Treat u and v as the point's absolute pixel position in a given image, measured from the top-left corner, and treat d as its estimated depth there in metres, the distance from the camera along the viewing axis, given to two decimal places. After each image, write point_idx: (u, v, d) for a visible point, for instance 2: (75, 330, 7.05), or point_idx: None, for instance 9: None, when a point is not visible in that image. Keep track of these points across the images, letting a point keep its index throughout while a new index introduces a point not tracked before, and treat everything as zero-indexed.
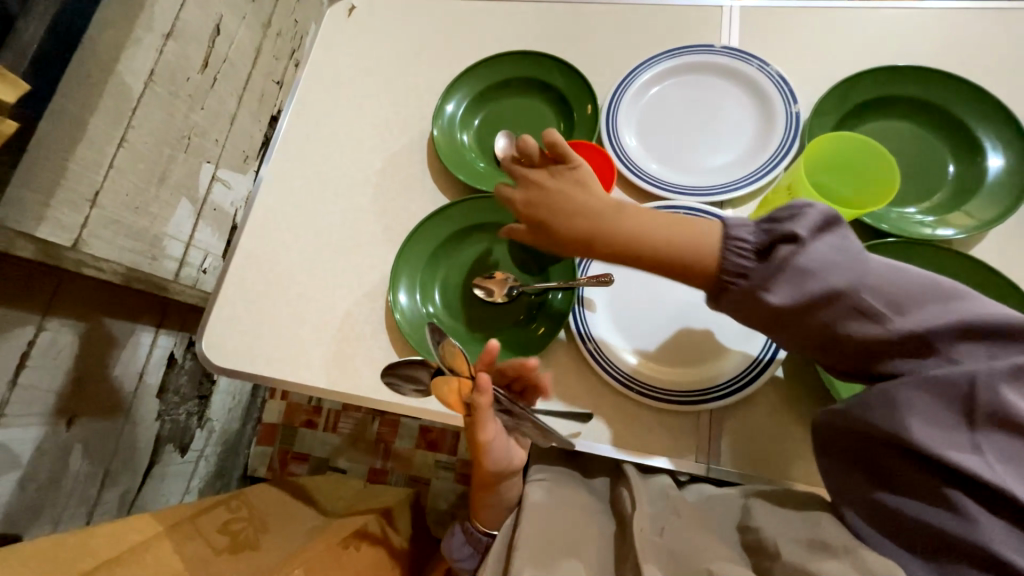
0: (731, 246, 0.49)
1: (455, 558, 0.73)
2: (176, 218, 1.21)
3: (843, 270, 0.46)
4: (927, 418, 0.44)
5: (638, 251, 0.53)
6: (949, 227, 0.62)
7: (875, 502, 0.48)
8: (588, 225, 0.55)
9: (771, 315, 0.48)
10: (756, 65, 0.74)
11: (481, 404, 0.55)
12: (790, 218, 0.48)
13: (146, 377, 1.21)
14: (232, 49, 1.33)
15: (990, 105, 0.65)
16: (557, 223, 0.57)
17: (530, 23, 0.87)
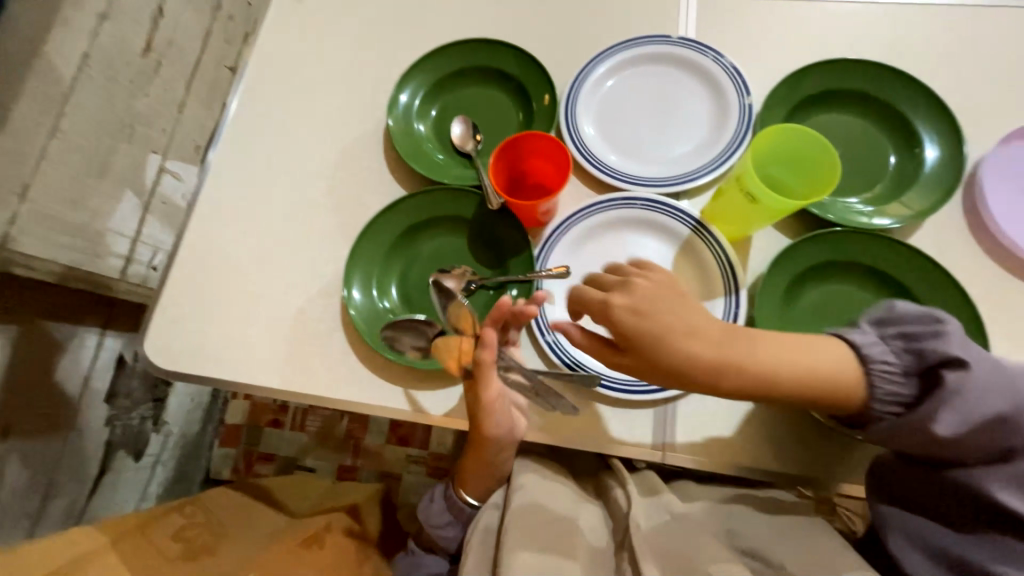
0: (880, 371, 0.52)
1: (434, 525, 0.75)
2: (120, 213, 1.14)
3: (981, 391, 0.48)
4: (1010, 484, 0.49)
5: (859, 379, 0.52)
6: (886, 217, 0.65)
7: (920, 530, 0.54)
8: (711, 354, 0.52)
9: (922, 439, 0.50)
10: (711, 56, 0.75)
11: (484, 358, 0.58)
12: (932, 337, 0.51)
13: (92, 381, 1.14)
14: (178, 30, 1.23)
15: (929, 98, 0.68)
16: (671, 351, 0.52)
17: (488, 8, 0.85)
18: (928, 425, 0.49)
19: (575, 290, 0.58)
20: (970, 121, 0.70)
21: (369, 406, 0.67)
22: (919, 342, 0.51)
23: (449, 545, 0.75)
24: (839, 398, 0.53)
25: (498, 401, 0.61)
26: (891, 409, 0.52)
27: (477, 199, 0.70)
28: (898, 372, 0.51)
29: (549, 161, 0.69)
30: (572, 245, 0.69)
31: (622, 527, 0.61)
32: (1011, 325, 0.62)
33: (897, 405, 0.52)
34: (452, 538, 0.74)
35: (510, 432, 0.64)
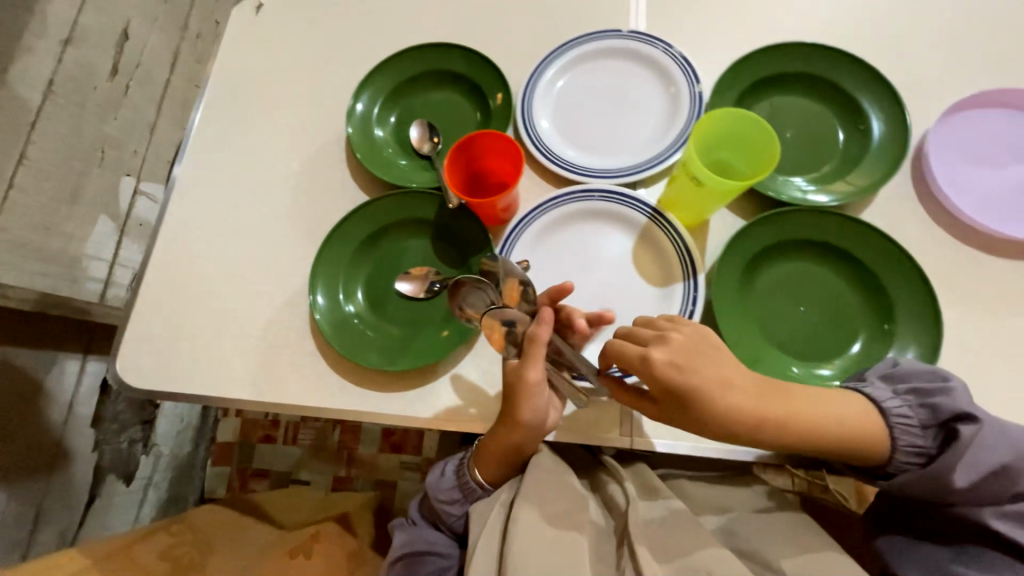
0: (901, 425, 0.54)
1: (442, 499, 0.69)
2: (97, 237, 1.13)
3: (989, 445, 0.51)
4: (1004, 513, 0.52)
5: (884, 432, 0.54)
6: (828, 195, 0.66)
7: (926, 555, 0.56)
8: (752, 408, 0.53)
9: (941, 490, 0.52)
10: (661, 47, 0.76)
11: (538, 333, 0.57)
12: (941, 393, 0.53)
13: (76, 407, 1.14)
14: (145, 53, 1.22)
15: (874, 75, 0.69)
16: (711, 408, 0.52)
17: (443, 13, 0.86)
18: (948, 478, 0.51)
19: (612, 344, 0.58)
20: (914, 95, 0.72)
21: (340, 411, 0.67)
22: (928, 399, 0.54)
23: (453, 523, 0.69)
24: (869, 449, 0.54)
25: (541, 386, 0.59)
26: (912, 461, 0.54)
27: (437, 200, 0.71)
28: (915, 426, 0.54)
29: (506, 160, 0.69)
30: (534, 240, 0.70)
31: (622, 525, 0.59)
32: (959, 290, 0.64)
33: (915, 457, 0.54)
34: (458, 517, 0.69)
35: (542, 424, 0.61)
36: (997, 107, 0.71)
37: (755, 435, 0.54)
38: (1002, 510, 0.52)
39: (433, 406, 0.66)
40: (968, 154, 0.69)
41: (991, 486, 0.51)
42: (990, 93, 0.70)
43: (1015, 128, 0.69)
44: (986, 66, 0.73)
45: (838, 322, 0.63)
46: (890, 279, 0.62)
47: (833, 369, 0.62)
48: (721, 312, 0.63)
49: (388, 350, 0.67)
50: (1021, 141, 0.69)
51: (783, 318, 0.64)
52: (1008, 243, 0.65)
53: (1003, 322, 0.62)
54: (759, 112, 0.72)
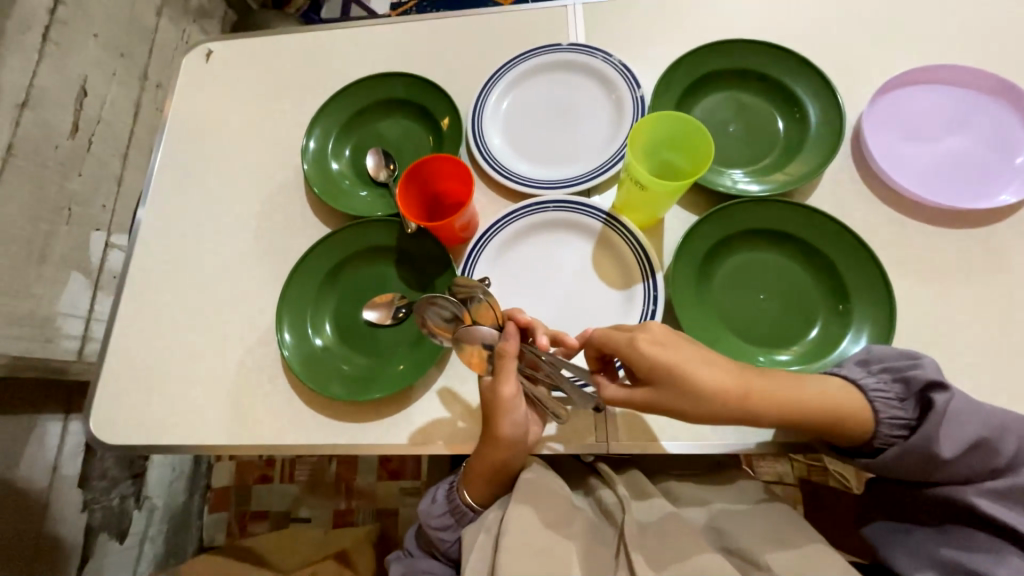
0: (880, 399, 0.54)
1: (432, 526, 0.66)
2: (69, 295, 1.11)
3: (960, 413, 0.52)
4: (986, 490, 0.51)
5: (867, 406, 0.54)
6: (761, 186, 0.69)
7: (911, 538, 0.54)
8: (737, 381, 0.53)
9: (924, 463, 0.52)
10: (601, 57, 0.78)
11: (508, 347, 0.57)
12: (911, 366, 0.55)
13: (61, 469, 1.11)
14: (105, 107, 1.20)
15: (805, 65, 0.72)
16: (699, 388, 0.52)
17: (390, 45, 0.88)
18: (931, 448, 0.51)
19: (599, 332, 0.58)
20: (845, 81, 0.75)
21: (316, 445, 0.67)
22: (904, 374, 0.55)
23: (446, 550, 0.67)
24: (856, 424, 0.54)
25: (517, 399, 0.59)
26: (898, 434, 0.54)
27: (394, 227, 0.72)
28: (896, 400, 0.54)
29: (456, 180, 0.70)
30: (494, 255, 0.71)
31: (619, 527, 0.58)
32: (907, 263, 0.66)
33: (899, 430, 0.54)
34: (451, 544, 0.66)
35: (524, 438, 0.61)
36: (935, 83, 0.73)
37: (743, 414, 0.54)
38: (981, 487, 0.51)
39: (407, 430, 0.66)
40: (905, 130, 0.71)
41: (970, 457, 0.51)
42: (920, 71, 0.72)
43: (949, 101, 0.71)
44: (911, 46, 0.76)
45: (796, 306, 0.64)
46: (840, 259, 0.64)
47: (794, 353, 0.63)
48: (680, 307, 0.64)
49: (359, 380, 0.67)
50: (954, 113, 0.71)
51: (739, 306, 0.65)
52: (951, 213, 0.67)
53: (953, 290, 0.64)
54: (700, 110, 0.74)
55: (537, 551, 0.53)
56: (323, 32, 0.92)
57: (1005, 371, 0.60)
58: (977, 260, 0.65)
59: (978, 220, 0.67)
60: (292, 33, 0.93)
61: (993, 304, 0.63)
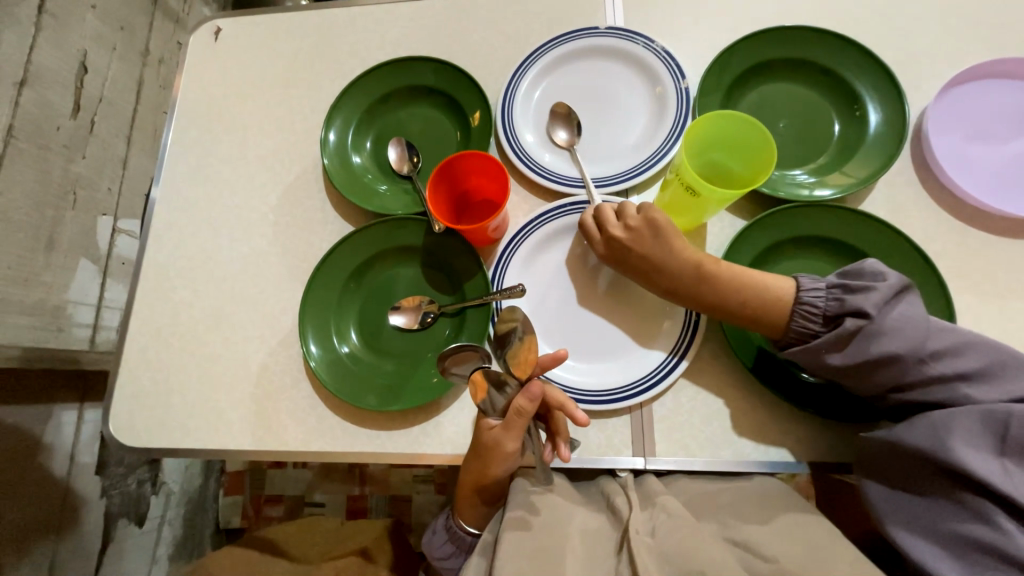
0: (805, 308, 0.54)
1: (436, 556, 0.68)
2: (79, 282, 1.09)
3: (891, 339, 0.49)
4: (975, 442, 0.45)
5: (785, 308, 0.55)
6: (827, 188, 0.64)
7: (908, 507, 0.49)
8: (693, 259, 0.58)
9: (815, 365, 0.53)
10: (642, 43, 0.72)
11: (524, 410, 0.53)
12: (866, 290, 0.51)
13: (79, 456, 1.10)
14: (107, 85, 1.14)
15: (867, 57, 0.66)
16: (645, 253, 0.59)
17: (412, 25, 0.83)
18: (819, 355, 0.52)
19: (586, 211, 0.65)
20: (907, 73, 0.69)
21: (342, 454, 0.65)
22: (846, 293, 0.52)
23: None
24: (779, 319, 0.55)
25: (517, 450, 0.57)
26: (802, 336, 0.54)
27: (422, 227, 0.68)
28: (818, 315, 0.53)
29: (489, 180, 0.66)
30: (526, 258, 0.67)
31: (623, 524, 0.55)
32: (967, 275, 0.62)
33: (807, 335, 0.54)
34: (457, 570, 0.68)
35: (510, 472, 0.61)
36: (1009, 78, 0.67)
37: (679, 285, 0.59)
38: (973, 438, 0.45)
39: (437, 441, 0.64)
40: (970, 129, 0.66)
41: (866, 376, 0.51)
42: (995, 63, 0.66)
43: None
44: (981, 36, 0.70)
45: None
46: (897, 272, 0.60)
47: None
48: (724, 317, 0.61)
49: (385, 390, 0.65)
50: None
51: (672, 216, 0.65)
52: (1013, 221, 0.63)
53: (1013, 303, 0.60)
54: (751, 105, 0.69)
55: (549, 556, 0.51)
56: (339, 9, 0.86)
57: None
58: None
59: None
60: (306, 10, 0.87)
61: None
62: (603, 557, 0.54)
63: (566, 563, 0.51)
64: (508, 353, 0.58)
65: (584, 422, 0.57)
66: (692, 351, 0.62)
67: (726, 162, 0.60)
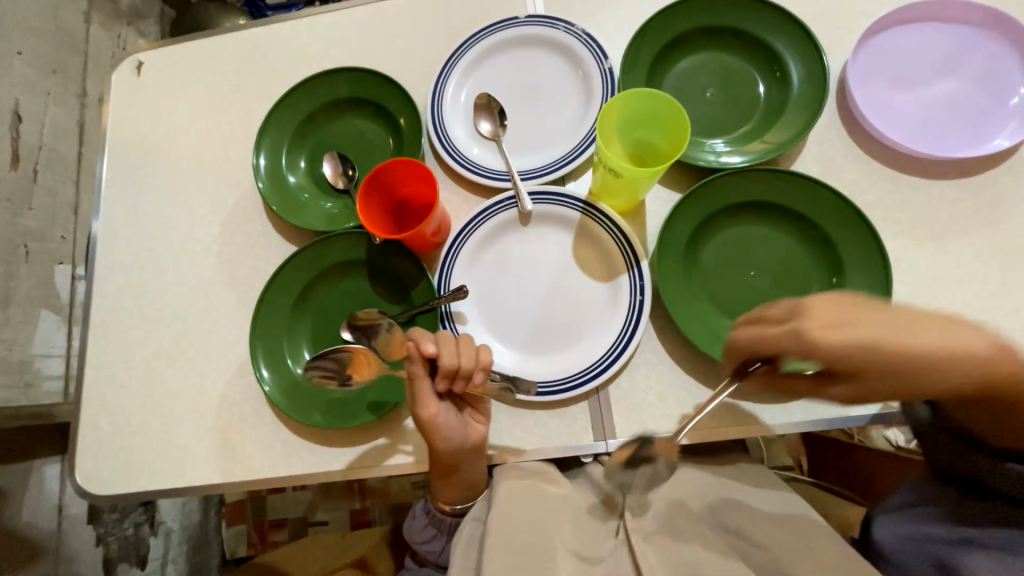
0: None
1: (417, 541, 0.69)
2: (43, 335, 1.06)
3: None
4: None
5: None
6: (741, 155, 0.65)
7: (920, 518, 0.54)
8: (960, 354, 0.41)
9: None
10: (563, 28, 0.72)
11: (417, 372, 0.58)
12: None
13: (68, 508, 1.09)
14: (46, 131, 1.10)
15: (786, 16, 0.66)
16: (919, 373, 0.41)
17: (336, 36, 0.81)
18: None
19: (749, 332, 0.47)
20: (826, 29, 0.70)
21: (310, 475, 0.66)
22: None
23: (438, 561, 0.68)
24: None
25: (442, 417, 0.59)
26: None
27: (362, 240, 0.68)
28: None
29: (421, 183, 0.65)
30: (469, 257, 0.67)
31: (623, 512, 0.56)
32: (901, 221, 0.63)
33: None
34: (441, 552, 0.68)
35: (466, 442, 0.60)
36: (930, 21, 0.67)
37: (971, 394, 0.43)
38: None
39: (401, 449, 0.64)
40: (895, 76, 0.66)
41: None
42: (916, 7, 0.66)
43: (944, 40, 0.66)
44: None
45: (789, 285, 0.61)
46: (830, 227, 0.60)
47: None
48: (666, 292, 0.61)
49: (343, 407, 0.65)
50: (949, 54, 0.66)
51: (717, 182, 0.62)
52: (941, 164, 0.64)
53: (948, 246, 0.61)
54: (674, 78, 0.69)
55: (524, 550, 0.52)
56: (261, 29, 0.84)
57: (1010, 326, 0.58)
58: (975, 211, 0.62)
59: (970, 169, 0.63)
60: (228, 33, 0.85)
61: (993, 256, 0.60)
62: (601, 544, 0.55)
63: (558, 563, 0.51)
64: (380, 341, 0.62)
65: (479, 383, 0.57)
66: (640, 330, 0.61)
67: (647, 135, 0.59)
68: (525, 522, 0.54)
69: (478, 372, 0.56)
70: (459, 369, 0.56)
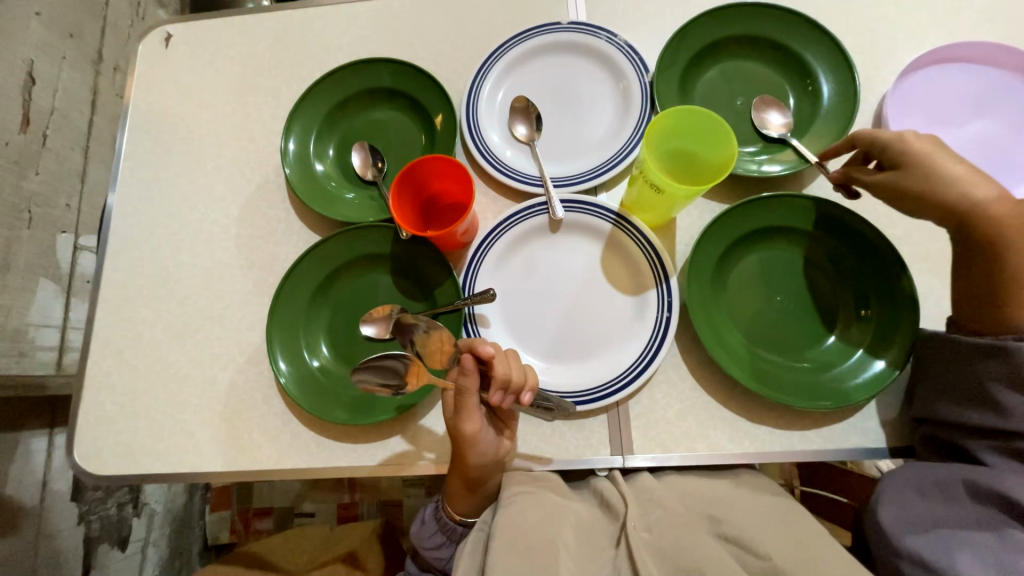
0: None
1: (426, 547, 0.67)
2: (40, 304, 1.03)
3: None
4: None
5: None
6: (777, 163, 0.65)
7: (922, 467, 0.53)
8: (952, 173, 0.53)
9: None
10: (604, 37, 0.71)
11: (465, 385, 0.57)
12: None
13: (52, 484, 1.06)
14: (58, 96, 1.07)
15: (822, 36, 0.67)
16: (915, 169, 0.54)
17: (372, 25, 0.80)
18: None
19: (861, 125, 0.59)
20: (864, 60, 0.70)
21: (319, 471, 0.64)
22: None
23: (443, 567, 0.67)
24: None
25: (481, 432, 0.58)
26: None
27: (389, 235, 0.67)
28: None
29: (457, 183, 0.65)
30: (497, 259, 0.66)
31: (622, 522, 0.55)
32: (928, 258, 0.63)
33: None
34: (448, 560, 0.67)
35: (495, 454, 0.60)
36: (968, 61, 0.68)
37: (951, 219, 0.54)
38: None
39: (413, 451, 0.64)
40: (931, 113, 0.66)
41: None
42: (958, 46, 0.67)
43: (980, 81, 0.67)
44: (937, 21, 0.71)
45: (815, 314, 0.61)
46: (858, 258, 0.61)
47: (814, 360, 0.60)
48: (693, 309, 0.61)
49: (360, 405, 0.63)
50: (985, 95, 0.66)
51: (760, 97, 0.67)
52: None
53: None
54: (706, 85, 0.69)
55: (527, 554, 0.51)
56: (296, 11, 0.83)
57: None
58: None
59: None
60: (261, 13, 0.84)
61: None
62: (604, 552, 0.54)
63: (559, 565, 0.50)
64: (417, 341, 0.61)
65: (525, 403, 0.56)
66: (665, 348, 0.61)
67: (695, 150, 0.59)
68: (529, 526, 0.53)
69: (526, 393, 0.56)
70: (510, 382, 0.55)
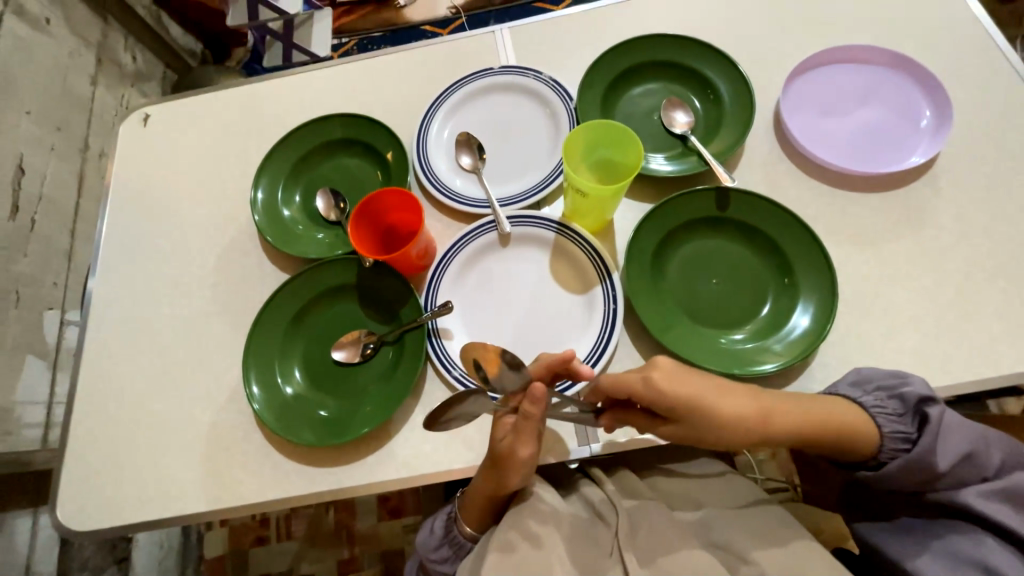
0: (882, 418, 0.56)
1: (431, 559, 0.67)
2: (26, 381, 1.05)
3: (952, 425, 0.55)
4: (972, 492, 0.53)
5: (870, 422, 0.56)
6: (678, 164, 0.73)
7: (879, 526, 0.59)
8: (751, 412, 0.55)
9: (926, 475, 0.54)
10: (531, 75, 0.81)
11: (531, 410, 0.55)
12: (902, 384, 0.57)
13: (35, 568, 1.02)
14: (46, 183, 1.15)
15: (715, 54, 0.77)
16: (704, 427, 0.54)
17: (329, 88, 0.90)
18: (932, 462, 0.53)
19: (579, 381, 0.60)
20: (759, 71, 0.80)
21: (302, 499, 0.66)
22: (896, 391, 0.57)
23: None
24: (867, 434, 0.56)
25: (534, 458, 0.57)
26: (899, 448, 0.56)
27: (352, 264, 0.72)
28: (898, 418, 0.56)
29: (411, 211, 0.70)
30: (455, 276, 0.72)
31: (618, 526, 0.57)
32: (843, 231, 0.70)
33: (900, 444, 0.56)
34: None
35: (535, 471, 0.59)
36: (845, 62, 0.78)
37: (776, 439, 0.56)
38: (979, 487, 0.53)
39: (392, 468, 0.65)
40: (821, 108, 0.76)
41: (959, 470, 0.54)
42: (834, 50, 0.77)
43: (859, 77, 0.77)
44: (815, 32, 0.82)
45: (746, 292, 0.67)
46: (777, 236, 0.67)
47: (748, 331, 0.65)
48: (633, 299, 0.66)
49: (334, 427, 0.66)
50: (864, 89, 0.76)
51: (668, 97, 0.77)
52: (871, 180, 0.72)
53: (886, 250, 0.68)
54: (623, 102, 0.79)
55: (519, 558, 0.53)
56: (261, 84, 0.93)
57: (949, 322, 0.63)
58: (905, 219, 0.69)
59: (897, 181, 0.71)
60: (230, 89, 0.94)
61: (926, 258, 0.67)
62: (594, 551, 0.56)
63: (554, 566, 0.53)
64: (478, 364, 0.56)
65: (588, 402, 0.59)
66: (615, 338, 0.65)
67: (614, 154, 0.66)
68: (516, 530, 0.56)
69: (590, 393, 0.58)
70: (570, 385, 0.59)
